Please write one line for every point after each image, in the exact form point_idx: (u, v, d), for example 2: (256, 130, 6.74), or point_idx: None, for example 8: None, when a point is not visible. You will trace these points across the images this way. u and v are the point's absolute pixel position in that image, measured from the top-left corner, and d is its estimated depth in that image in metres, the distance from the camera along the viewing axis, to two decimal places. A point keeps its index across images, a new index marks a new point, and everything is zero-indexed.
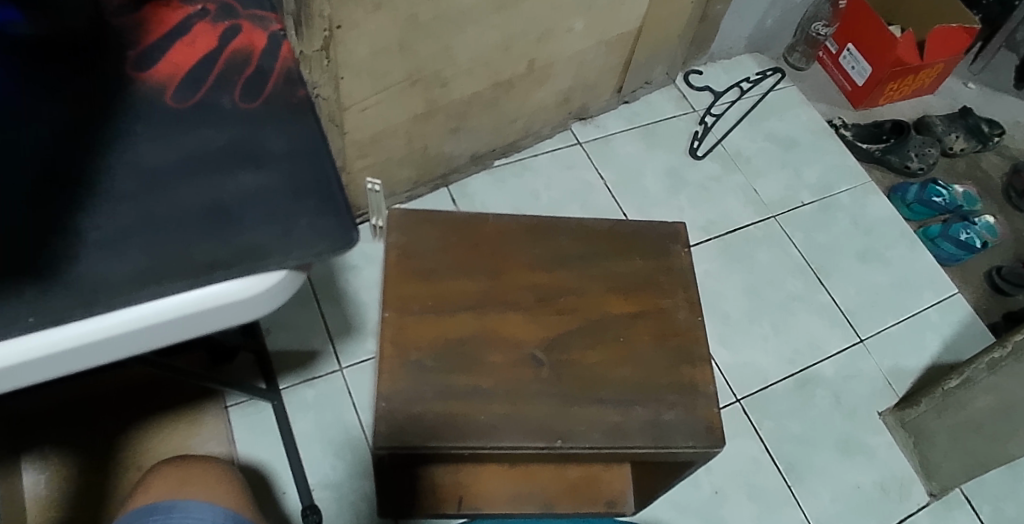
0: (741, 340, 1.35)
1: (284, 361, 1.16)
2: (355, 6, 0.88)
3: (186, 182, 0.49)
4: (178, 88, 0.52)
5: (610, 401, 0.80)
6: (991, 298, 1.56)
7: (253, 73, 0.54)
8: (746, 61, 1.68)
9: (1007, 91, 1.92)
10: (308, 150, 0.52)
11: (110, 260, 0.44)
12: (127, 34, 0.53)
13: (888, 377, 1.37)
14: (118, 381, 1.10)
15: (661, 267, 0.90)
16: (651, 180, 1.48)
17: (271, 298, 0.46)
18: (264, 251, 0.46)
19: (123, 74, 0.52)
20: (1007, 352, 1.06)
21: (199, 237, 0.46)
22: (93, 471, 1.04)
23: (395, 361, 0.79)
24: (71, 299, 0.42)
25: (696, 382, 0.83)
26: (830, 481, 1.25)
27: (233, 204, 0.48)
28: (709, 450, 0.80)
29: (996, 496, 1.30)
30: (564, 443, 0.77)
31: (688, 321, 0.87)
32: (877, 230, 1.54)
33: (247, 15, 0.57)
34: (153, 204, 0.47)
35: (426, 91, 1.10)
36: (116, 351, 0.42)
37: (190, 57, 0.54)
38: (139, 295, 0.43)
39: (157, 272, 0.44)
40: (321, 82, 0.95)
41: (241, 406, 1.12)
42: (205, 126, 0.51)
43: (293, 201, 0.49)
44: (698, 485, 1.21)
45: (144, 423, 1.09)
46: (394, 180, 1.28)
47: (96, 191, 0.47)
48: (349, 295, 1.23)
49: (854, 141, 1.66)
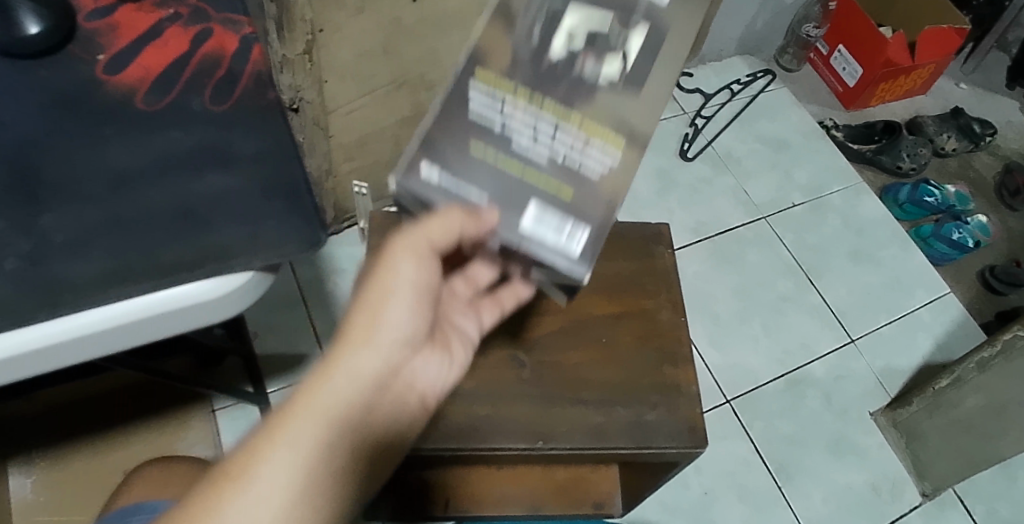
0: (732, 341, 1.35)
1: (272, 365, 1.17)
2: (337, 9, 0.88)
3: (153, 182, 0.49)
4: (148, 91, 0.53)
5: (592, 403, 0.80)
6: (984, 297, 1.56)
7: (223, 76, 0.55)
8: (737, 63, 1.69)
9: (1000, 91, 1.92)
10: (277, 152, 0.52)
11: (77, 260, 0.45)
12: (99, 39, 0.55)
13: (880, 377, 1.36)
14: (111, 385, 1.10)
15: (645, 268, 0.90)
16: (641, 182, 1.47)
17: (241, 297, 0.46)
18: (229, 251, 0.46)
19: (94, 78, 0.53)
20: (996, 351, 1.05)
21: (166, 239, 0.47)
22: (83, 477, 1.05)
23: None
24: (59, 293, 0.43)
25: (680, 382, 0.83)
26: (821, 481, 1.25)
27: (199, 205, 0.49)
28: (692, 450, 0.79)
29: (989, 497, 1.29)
30: (546, 444, 0.77)
31: (672, 321, 0.87)
32: (868, 230, 1.53)
33: (219, 19, 0.58)
34: (121, 207, 0.48)
35: (413, 94, 1.11)
36: (87, 353, 0.43)
37: (161, 60, 0.55)
38: (105, 295, 0.43)
39: (122, 273, 0.44)
40: (304, 86, 0.95)
41: (228, 410, 1.14)
42: (175, 128, 0.52)
43: (261, 202, 0.50)
44: (687, 486, 1.21)
45: (136, 425, 1.10)
46: (383, 183, 1.28)
47: (64, 195, 0.48)
48: (337, 299, 1.24)
49: (845, 142, 1.66)
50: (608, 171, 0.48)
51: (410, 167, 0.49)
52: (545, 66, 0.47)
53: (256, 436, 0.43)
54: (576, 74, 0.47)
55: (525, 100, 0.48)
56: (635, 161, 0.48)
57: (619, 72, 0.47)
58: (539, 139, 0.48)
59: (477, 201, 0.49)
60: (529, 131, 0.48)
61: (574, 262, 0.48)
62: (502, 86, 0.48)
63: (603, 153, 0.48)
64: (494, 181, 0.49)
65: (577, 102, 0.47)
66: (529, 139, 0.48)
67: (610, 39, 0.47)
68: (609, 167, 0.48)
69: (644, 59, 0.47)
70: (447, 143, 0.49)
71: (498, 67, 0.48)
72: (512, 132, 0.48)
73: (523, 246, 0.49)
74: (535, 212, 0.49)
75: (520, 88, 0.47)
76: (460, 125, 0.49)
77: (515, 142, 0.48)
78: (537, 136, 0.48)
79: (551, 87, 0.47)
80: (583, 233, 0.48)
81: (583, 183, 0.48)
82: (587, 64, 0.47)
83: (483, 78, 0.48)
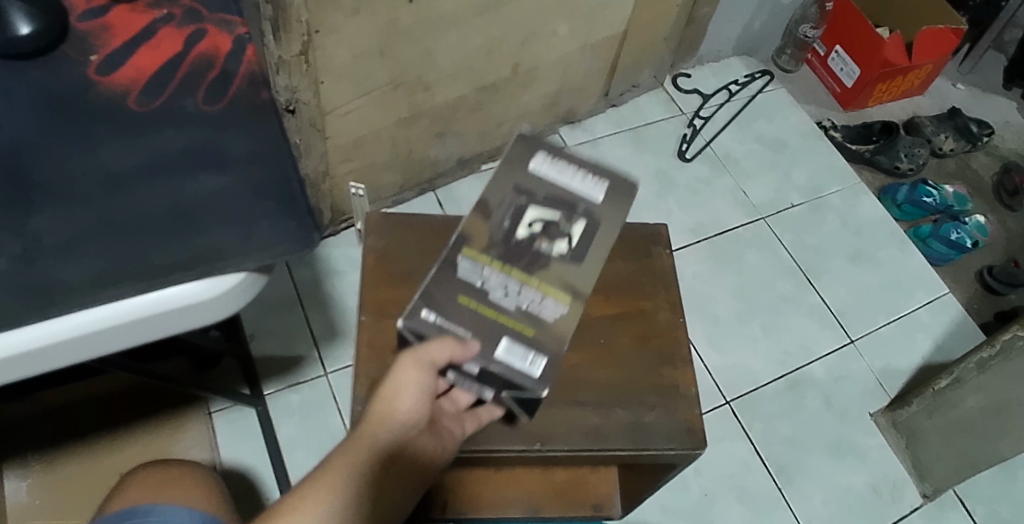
0: (731, 343, 1.34)
1: (269, 367, 1.16)
2: (333, 10, 0.88)
3: (146, 183, 0.49)
4: (142, 92, 0.53)
5: (591, 404, 0.80)
6: (983, 298, 1.55)
7: (217, 77, 0.54)
8: (735, 63, 1.69)
9: (997, 91, 1.92)
10: (271, 152, 0.52)
11: (68, 262, 0.44)
12: (92, 40, 0.55)
13: (879, 377, 1.36)
14: (106, 388, 1.10)
15: (644, 268, 0.90)
16: (639, 183, 1.47)
17: (234, 298, 0.46)
18: (222, 253, 0.46)
19: (86, 79, 0.52)
20: (996, 351, 1.05)
21: (160, 240, 0.46)
22: (78, 480, 1.04)
23: (373, 365, 0.78)
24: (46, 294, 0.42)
25: (678, 383, 0.83)
26: (821, 482, 1.25)
27: (192, 206, 0.48)
28: (691, 452, 0.79)
29: (989, 498, 1.28)
30: (544, 446, 0.77)
31: (670, 322, 0.87)
32: (867, 230, 1.53)
33: (212, 19, 0.57)
34: (114, 208, 0.47)
35: (409, 95, 1.10)
36: (79, 355, 0.42)
37: (155, 61, 0.55)
38: (97, 297, 0.42)
39: (115, 275, 0.44)
40: (301, 87, 0.95)
41: (225, 413, 1.12)
42: (167, 129, 0.52)
43: (254, 203, 0.49)
44: (687, 488, 1.20)
45: (131, 428, 1.09)
46: (380, 185, 1.28)
47: (56, 196, 0.47)
48: (335, 301, 1.24)
49: (844, 143, 1.66)
50: (561, 318, 0.65)
51: (411, 312, 0.64)
52: (513, 243, 0.66)
53: (296, 493, 0.50)
54: (535, 250, 0.66)
55: (499, 268, 0.65)
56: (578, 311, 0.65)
57: (565, 249, 0.66)
58: (509, 294, 0.64)
59: (463, 336, 0.63)
60: (501, 289, 0.65)
61: (536, 384, 0.63)
62: (483, 258, 0.65)
63: (556, 305, 0.64)
64: (476, 321, 0.64)
65: (535, 270, 0.65)
66: (501, 293, 0.65)
67: (559, 225, 0.66)
68: (562, 315, 0.65)
69: (583, 241, 0.66)
70: (441, 296, 0.64)
71: (479, 245, 0.66)
72: (489, 289, 0.65)
73: (498, 371, 0.63)
74: (507, 346, 0.63)
75: (495, 260, 0.65)
76: (451, 283, 0.65)
77: (491, 295, 0.64)
78: (507, 292, 0.64)
79: (516, 259, 0.65)
80: (543, 361, 0.63)
81: (542, 326, 0.64)
82: (541, 244, 0.66)
83: (468, 252, 0.65)
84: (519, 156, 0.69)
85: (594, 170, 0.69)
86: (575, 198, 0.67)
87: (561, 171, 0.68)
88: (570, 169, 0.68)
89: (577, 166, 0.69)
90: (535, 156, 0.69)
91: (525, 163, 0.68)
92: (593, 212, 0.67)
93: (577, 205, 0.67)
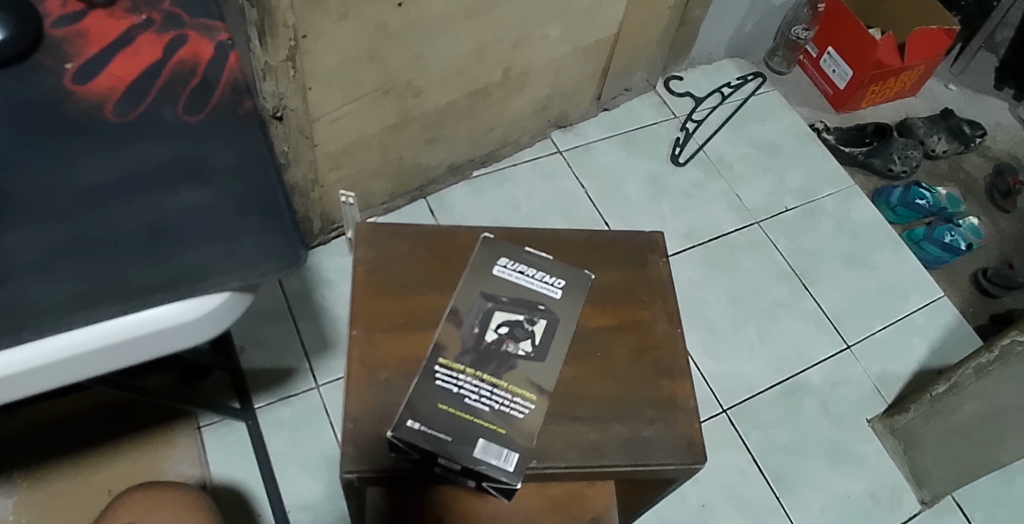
0: (726, 349, 1.33)
1: (258, 380, 1.14)
2: (320, 15, 0.85)
3: (127, 197, 0.46)
4: (120, 101, 0.50)
5: (588, 418, 0.77)
6: (977, 300, 1.55)
7: (198, 84, 0.52)
8: (727, 66, 1.67)
9: (989, 92, 1.92)
10: (254, 163, 0.49)
11: (43, 283, 0.42)
12: (68, 47, 0.52)
13: (875, 383, 1.35)
14: (85, 405, 1.07)
15: (638, 278, 0.88)
16: (633, 188, 1.46)
17: (218, 320, 0.43)
18: (205, 271, 0.43)
19: (61, 88, 0.50)
20: (994, 357, 1.04)
21: (137, 258, 0.44)
22: (66, 498, 1.01)
23: (362, 381, 0.76)
24: (19, 319, 0.39)
25: (677, 396, 0.81)
26: (819, 490, 1.23)
27: (174, 222, 0.46)
28: (691, 466, 0.77)
29: (988, 503, 1.28)
30: (541, 463, 0.74)
31: (667, 333, 0.85)
32: (862, 234, 1.52)
33: (194, 25, 0.55)
34: (89, 224, 0.45)
35: (399, 101, 1.08)
36: (51, 381, 0.39)
37: (132, 69, 0.52)
38: (71, 321, 0.40)
39: (89, 295, 0.41)
40: (289, 94, 0.92)
41: (214, 427, 1.10)
42: (145, 139, 0.49)
43: (236, 218, 0.47)
44: (685, 499, 1.19)
45: (114, 445, 1.06)
46: (370, 192, 1.25)
47: (29, 214, 0.45)
48: (325, 310, 1.21)
49: (836, 145, 1.64)
50: (529, 413, 0.75)
51: (399, 424, 0.72)
52: (483, 347, 0.78)
53: None
54: (502, 352, 0.78)
55: (472, 374, 0.76)
56: (542, 407, 0.76)
57: (528, 348, 0.79)
58: (481, 396, 0.75)
59: (441, 437, 0.72)
60: (474, 393, 0.75)
61: (511, 475, 0.72)
62: (457, 366, 0.76)
63: (522, 404, 0.75)
64: (452, 420, 0.73)
65: (503, 373, 0.76)
66: (472, 398, 0.75)
67: (522, 326, 0.79)
68: (529, 411, 0.75)
69: (546, 339, 0.80)
70: (422, 403, 0.74)
71: (455, 354, 0.77)
72: (463, 394, 0.75)
73: (477, 468, 0.71)
74: (482, 443, 0.72)
75: (468, 367, 0.76)
76: (431, 392, 0.75)
77: (466, 400, 0.74)
78: (480, 395, 0.75)
79: (486, 364, 0.77)
80: (515, 455, 0.73)
81: (513, 422, 0.74)
82: (508, 346, 0.78)
83: (444, 361, 0.76)
84: (484, 264, 0.83)
85: (548, 273, 0.84)
86: (534, 299, 0.81)
87: (520, 275, 0.82)
88: (528, 272, 0.83)
89: (534, 270, 0.83)
90: (498, 262, 0.83)
91: (490, 271, 0.83)
92: (550, 311, 0.81)
93: (537, 305, 0.81)
